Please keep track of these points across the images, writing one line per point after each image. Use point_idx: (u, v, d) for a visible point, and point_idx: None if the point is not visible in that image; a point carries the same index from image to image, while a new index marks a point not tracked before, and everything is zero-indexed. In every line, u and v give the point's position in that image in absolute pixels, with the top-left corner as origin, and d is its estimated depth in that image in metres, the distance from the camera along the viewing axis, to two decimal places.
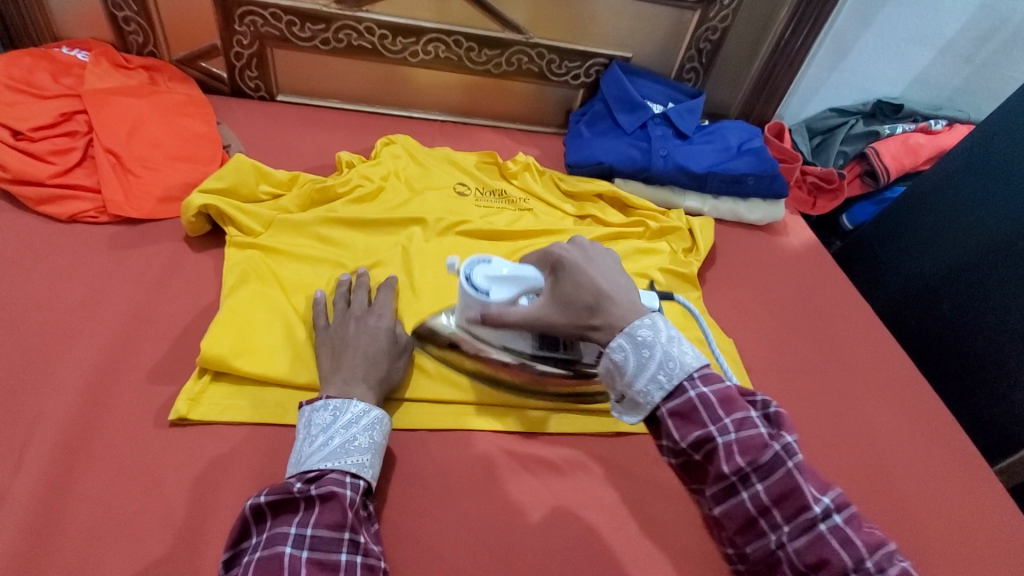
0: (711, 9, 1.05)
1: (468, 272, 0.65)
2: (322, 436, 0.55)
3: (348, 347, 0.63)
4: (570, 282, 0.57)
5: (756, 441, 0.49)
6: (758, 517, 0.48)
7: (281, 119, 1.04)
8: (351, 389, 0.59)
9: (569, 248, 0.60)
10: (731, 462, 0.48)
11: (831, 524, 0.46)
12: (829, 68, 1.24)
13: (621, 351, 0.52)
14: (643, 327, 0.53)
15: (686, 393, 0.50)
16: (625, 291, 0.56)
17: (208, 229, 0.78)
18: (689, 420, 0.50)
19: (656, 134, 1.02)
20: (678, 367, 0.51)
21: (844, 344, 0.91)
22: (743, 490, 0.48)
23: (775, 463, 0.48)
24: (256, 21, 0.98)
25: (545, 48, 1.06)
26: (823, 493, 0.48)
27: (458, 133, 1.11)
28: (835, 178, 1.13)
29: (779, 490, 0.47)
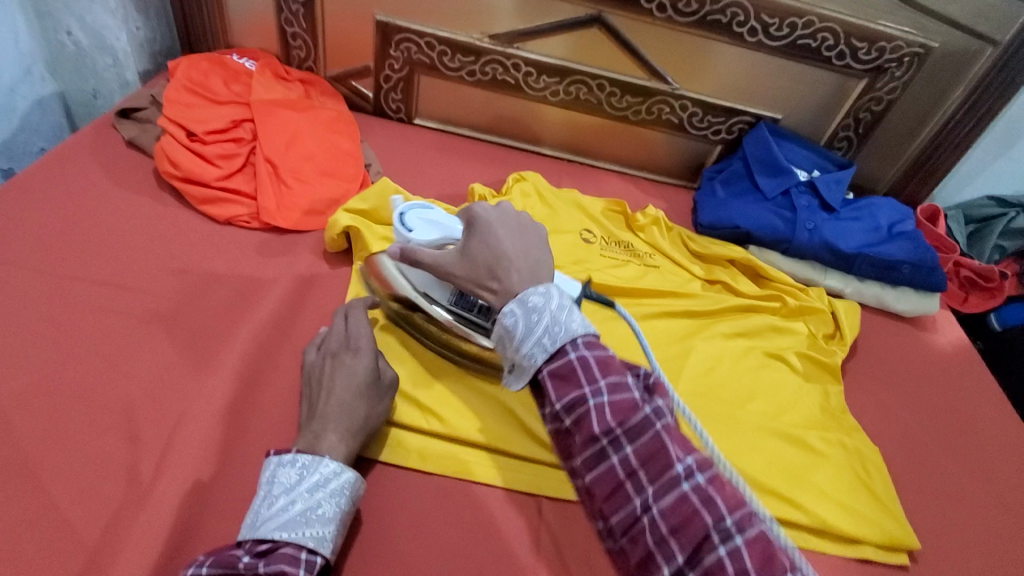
0: (880, 78, 0.98)
1: (403, 209, 0.69)
2: (283, 498, 0.50)
3: (323, 393, 0.59)
4: (479, 242, 0.57)
5: (628, 403, 0.46)
6: (624, 481, 0.44)
7: (417, 143, 1.06)
8: (320, 441, 0.54)
9: (490, 210, 0.59)
10: (601, 424, 0.45)
11: (693, 484, 0.43)
12: (995, 153, 1.12)
13: (512, 317, 0.50)
14: (536, 294, 0.51)
15: (567, 355, 0.48)
16: (530, 258, 0.56)
17: (346, 247, 0.79)
18: (567, 380, 0.47)
19: (801, 203, 0.95)
20: (563, 333, 0.48)
21: (1006, 470, 0.80)
22: (613, 454, 0.45)
23: (643, 425, 0.45)
24: (411, 48, 1.01)
25: (689, 101, 1.03)
26: (686, 454, 0.44)
27: (584, 174, 1.09)
28: (996, 276, 1.02)
29: (647, 452, 0.44)
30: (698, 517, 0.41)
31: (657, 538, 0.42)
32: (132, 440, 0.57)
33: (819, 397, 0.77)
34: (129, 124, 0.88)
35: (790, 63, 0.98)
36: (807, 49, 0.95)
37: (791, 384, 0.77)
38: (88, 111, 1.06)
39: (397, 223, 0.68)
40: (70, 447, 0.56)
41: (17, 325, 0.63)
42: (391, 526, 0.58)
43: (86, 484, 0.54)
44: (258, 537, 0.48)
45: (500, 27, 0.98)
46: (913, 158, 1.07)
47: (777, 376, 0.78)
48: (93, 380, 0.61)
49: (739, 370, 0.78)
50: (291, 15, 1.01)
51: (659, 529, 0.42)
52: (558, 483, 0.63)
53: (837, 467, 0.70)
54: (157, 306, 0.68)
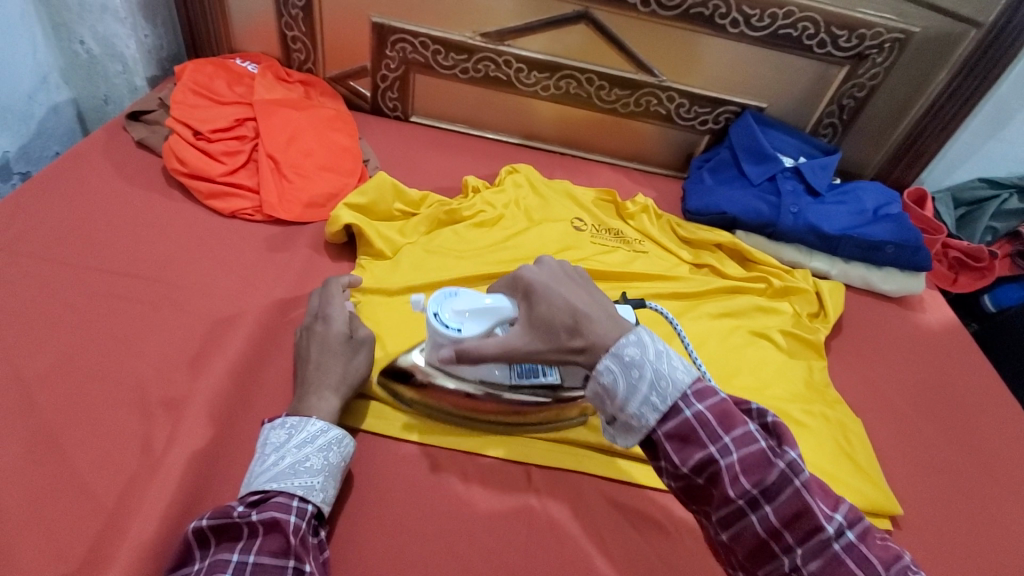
0: (862, 65, 1.00)
1: (433, 308, 0.58)
2: (273, 455, 0.54)
3: (303, 360, 0.64)
4: (545, 305, 0.52)
5: (759, 458, 0.44)
6: (768, 541, 0.43)
7: (413, 139, 1.09)
8: (302, 402, 0.59)
9: (542, 269, 0.54)
10: (738, 488, 0.43)
11: (845, 544, 0.42)
12: (985, 136, 1.13)
13: (610, 374, 0.47)
14: (629, 345, 0.47)
15: (681, 413, 0.45)
16: (601, 311, 0.51)
17: (346, 240, 0.83)
18: (691, 442, 0.45)
19: (786, 188, 0.98)
20: (671, 387, 0.45)
21: (989, 441, 0.81)
22: (750, 514, 0.44)
23: (782, 482, 0.43)
24: (406, 48, 1.05)
25: (676, 92, 1.06)
26: (834, 510, 0.44)
27: (577, 166, 1.12)
28: (984, 256, 1.04)
29: (790, 510, 0.43)
30: None
31: None
32: (145, 415, 0.61)
33: (802, 372, 0.80)
34: (139, 125, 0.92)
35: (773, 53, 1.00)
36: (789, 38, 0.98)
37: (773, 360, 0.80)
38: (100, 116, 1.11)
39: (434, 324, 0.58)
40: (89, 420, 0.60)
41: (37, 311, 0.67)
42: (389, 493, 0.61)
43: (104, 454, 0.58)
44: (252, 490, 0.53)
45: (491, 25, 1.02)
46: (898, 143, 1.09)
47: (761, 352, 0.81)
48: (109, 360, 0.65)
49: (723, 348, 0.80)
50: (291, 19, 1.05)
51: None
52: (545, 453, 0.67)
53: (818, 436, 0.72)
54: (167, 293, 0.72)
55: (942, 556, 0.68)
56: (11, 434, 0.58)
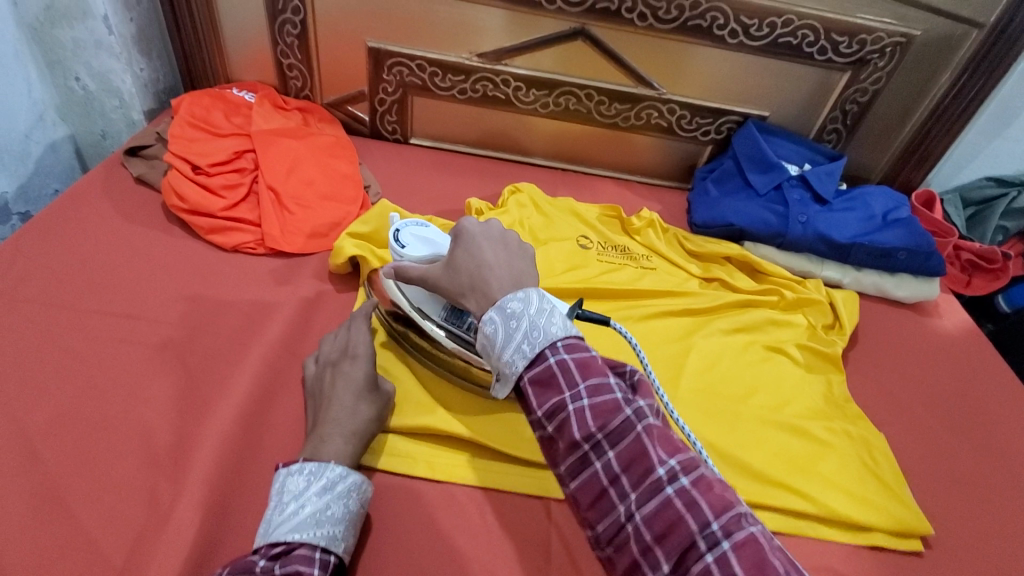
0: (864, 70, 0.99)
1: (399, 226, 0.69)
2: (293, 504, 0.53)
3: (324, 401, 0.62)
4: (463, 252, 0.53)
5: (610, 406, 0.42)
6: (607, 487, 0.41)
7: (413, 162, 1.08)
8: (325, 446, 0.58)
9: (476, 223, 0.54)
10: (581, 430, 0.42)
11: (676, 487, 0.39)
12: (990, 134, 1.12)
13: (491, 324, 0.47)
14: (515, 300, 0.47)
15: (546, 361, 0.44)
16: (512, 268, 0.51)
17: (350, 270, 0.82)
18: (548, 387, 0.43)
19: (793, 197, 0.97)
20: (542, 337, 0.44)
21: (1017, 451, 0.79)
22: (596, 460, 0.41)
23: (626, 428, 0.41)
24: (403, 71, 1.05)
25: (677, 104, 1.05)
26: (670, 455, 0.40)
27: (579, 182, 1.11)
28: (999, 257, 1.02)
29: (629, 455, 0.40)
30: (682, 523, 0.37)
31: (643, 546, 0.39)
32: (153, 463, 0.60)
33: (822, 388, 0.78)
34: (137, 161, 0.92)
35: (773, 61, 0.99)
36: (789, 46, 0.97)
37: (791, 376, 0.78)
38: (98, 151, 1.10)
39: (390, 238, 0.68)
40: (95, 471, 0.59)
41: (39, 359, 0.66)
42: (404, 535, 0.59)
43: (111, 507, 0.56)
44: (271, 540, 0.51)
45: (487, 46, 1.01)
46: (903, 145, 1.08)
47: (778, 367, 0.79)
48: (115, 407, 0.64)
49: (740, 365, 0.79)
50: (287, 47, 1.05)
51: (643, 537, 0.39)
52: (562, 485, 0.65)
53: (842, 455, 0.70)
54: (171, 333, 0.71)
55: None
56: (16, 490, 0.56)
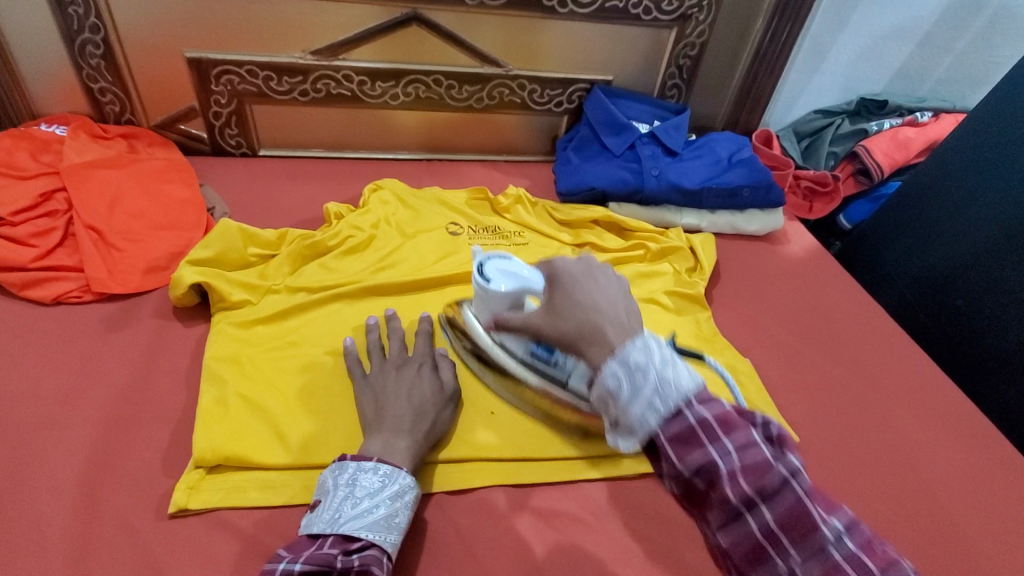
0: (688, 25, 1.05)
1: (484, 260, 0.70)
2: (368, 502, 0.54)
3: (392, 399, 0.63)
4: (563, 295, 0.52)
5: (761, 463, 0.42)
6: (765, 545, 0.41)
7: (264, 174, 1.02)
8: (398, 442, 0.60)
9: (575, 261, 0.53)
10: (735, 489, 0.41)
11: (844, 550, 0.40)
12: (810, 71, 1.22)
13: (614, 377, 0.44)
14: (636, 350, 0.45)
15: (684, 417, 0.42)
16: (622, 312, 0.49)
17: (197, 301, 0.75)
18: (688, 442, 0.42)
19: (644, 153, 1.01)
20: (675, 392, 0.43)
21: (862, 350, 0.88)
22: (748, 518, 0.41)
23: (780, 485, 0.41)
24: (233, 79, 0.97)
25: (525, 79, 1.06)
26: (831, 514, 0.41)
27: (445, 169, 1.10)
28: (829, 180, 1.13)
29: (788, 517, 0.40)
30: None
31: None
32: None
33: (692, 329, 0.83)
34: None
35: (605, 26, 1.03)
36: (617, 10, 1.00)
37: (662, 322, 0.82)
38: None
39: (475, 273, 0.69)
40: None
41: None
42: None
43: None
44: (344, 534, 0.52)
45: (319, 41, 0.96)
46: (737, 90, 1.16)
47: (650, 319, 0.82)
48: None
49: None
50: (93, 70, 0.94)
51: None
52: (453, 476, 0.65)
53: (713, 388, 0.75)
54: None
55: (841, 470, 0.72)
56: None
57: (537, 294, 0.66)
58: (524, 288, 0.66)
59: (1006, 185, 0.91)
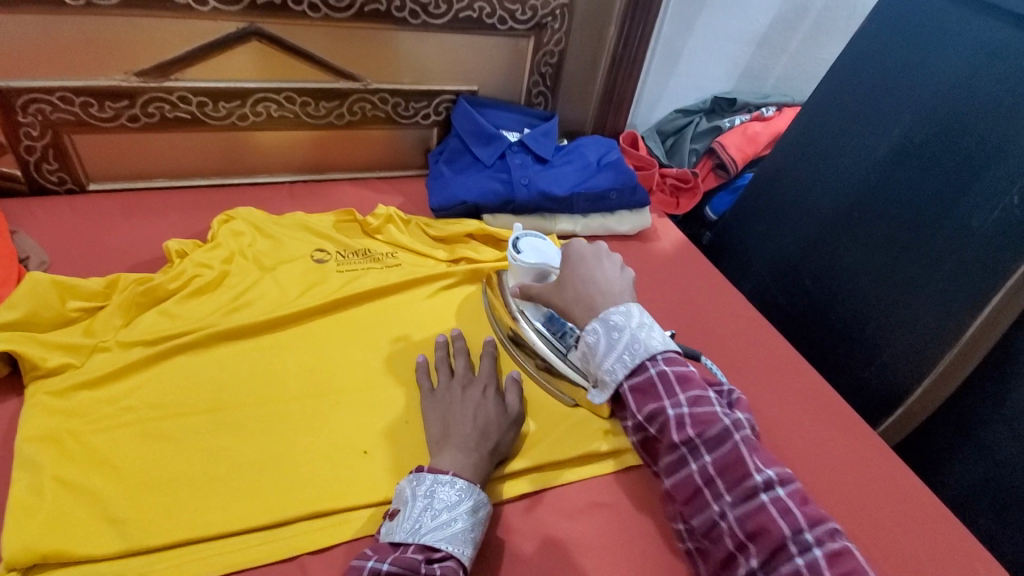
0: (544, 34, 1.06)
1: (518, 235, 0.78)
2: (448, 514, 0.55)
3: (459, 417, 0.65)
4: (571, 267, 0.69)
5: (708, 416, 0.60)
6: (704, 485, 0.58)
7: (95, 213, 0.90)
8: (467, 460, 0.61)
9: (586, 245, 0.71)
10: (681, 433, 0.59)
11: (771, 495, 0.55)
12: (666, 74, 1.28)
13: (594, 334, 0.63)
14: (616, 314, 0.63)
15: (647, 370, 0.61)
16: (615, 288, 0.67)
17: (4, 371, 0.65)
18: (647, 393, 0.61)
19: (514, 162, 1.02)
20: (641, 349, 0.62)
21: (728, 338, 0.93)
22: (693, 461, 0.59)
23: (722, 436, 0.59)
24: (44, 109, 0.85)
25: (387, 93, 1.02)
26: (766, 468, 0.57)
27: (311, 192, 1.03)
28: (689, 176, 1.19)
29: (722, 461, 0.58)
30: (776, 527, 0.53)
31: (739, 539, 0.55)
32: None
33: None
34: None
35: (462, 37, 1.02)
36: (471, 20, 1.00)
37: None
38: None
39: (510, 244, 0.77)
40: None
41: None
42: None
43: None
44: (427, 543, 0.53)
45: (145, 62, 0.87)
46: (600, 95, 1.19)
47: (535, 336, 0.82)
48: None
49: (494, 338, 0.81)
50: None
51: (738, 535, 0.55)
52: (318, 533, 0.58)
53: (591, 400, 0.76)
54: None
55: None
56: None
57: (555, 270, 0.74)
58: (545, 265, 0.74)
59: (833, 170, 1.01)
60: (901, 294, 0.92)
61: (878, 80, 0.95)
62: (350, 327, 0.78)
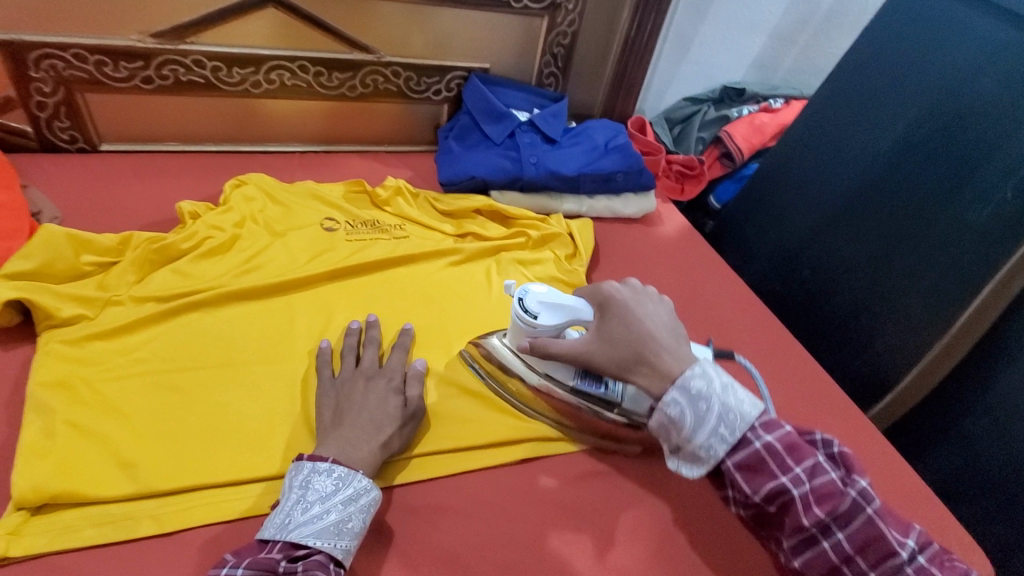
0: (559, 14, 1.07)
1: (521, 294, 0.69)
2: (319, 507, 0.52)
3: (354, 408, 0.62)
4: (618, 322, 0.61)
5: (831, 489, 0.53)
6: (842, 566, 0.52)
7: (106, 172, 0.91)
8: (356, 452, 0.58)
9: (622, 287, 0.64)
10: (810, 514, 0.52)
11: (918, 565, 0.52)
12: (677, 61, 1.29)
13: (677, 407, 0.55)
14: (696, 378, 0.55)
15: (751, 444, 0.54)
16: (670, 337, 0.59)
17: (19, 319, 0.66)
18: (760, 473, 0.53)
19: (523, 141, 1.03)
20: (738, 418, 0.54)
21: (727, 323, 0.95)
22: (823, 540, 0.53)
23: (853, 509, 0.53)
24: (57, 65, 0.85)
25: (399, 66, 1.02)
26: (906, 537, 0.53)
27: (321, 163, 1.04)
28: (695, 164, 1.20)
29: (863, 538, 0.52)
30: None
31: None
32: None
33: None
34: None
35: (476, 13, 1.02)
36: None
37: None
38: None
39: (519, 308, 0.68)
40: None
41: None
42: None
43: None
44: (291, 541, 0.50)
45: (160, 23, 0.87)
46: (611, 79, 1.20)
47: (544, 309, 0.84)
48: None
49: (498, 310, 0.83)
50: None
51: None
52: None
53: None
54: None
55: None
56: None
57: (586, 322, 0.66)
58: (573, 318, 0.66)
59: (837, 161, 1.03)
60: (898, 284, 0.93)
61: (888, 76, 0.96)
62: (358, 294, 0.80)
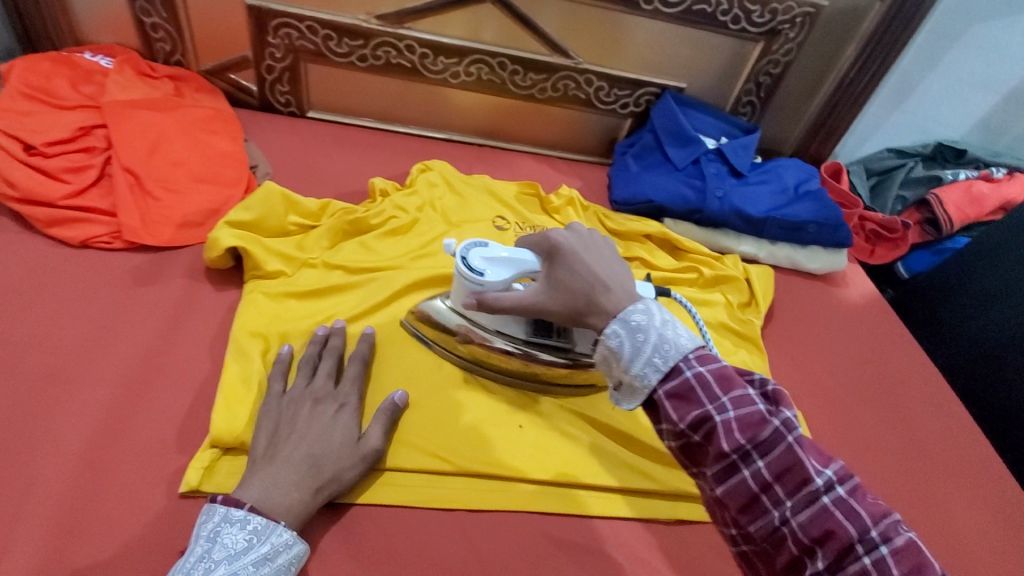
0: (775, 41, 0.98)
1: (463, 254, 0.60)
2: (224, 568, 0.46)
3: (293, 437, 0.55)
4: (566, 269, 0.51)
5: (754, 417, 0.41)
6: (760, 496, 0.41)
7: (310, 137, 0.97)
8: (281, 497, 0.51)
9: (569, 235, 0.54)
10: (730, 441, 0.41)
11: (834, 497, 0.40)
12: (891, 107, 1.15)
13: (617, 337, 0.45)
14: (637, 312, 0.45)
15: (681, 373, 0.43)
16: (619, 279, 0.49)
17: (232, 264, 0.72)
18: (687, 401, 0.42)
19: (709, 171, 0.95)
20: (674, 350, 0.43)
21: (917, 417, 0.82)
22: (743, 468, 0.41)
23: (774, 438, 0.41)
24: (291, 34, 0.92)
25: (594, 75, 1.00)
26: (824, 466, 0.41)
27: (498, 158, 1.04)
28: (897, 226, 1.05)
29: (782, 467, 0.40)
30: (843, 530, 0.39)
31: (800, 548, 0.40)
32: None
33: (744, 356, 0.80)
34: None
35: (687, 30, 0.96)
36: (704, 15, 0.94)
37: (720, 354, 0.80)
38: None
39: (460, 266, 0.60)
40: None
41: None
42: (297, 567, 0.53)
43: None
44: None
45: (386, 6, 0.91)
46: (813, 118, 1.09)
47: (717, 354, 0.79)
48: None
49: None
50: (147, 3, 0.88)
51: (804, 540, 0.40)
52: (476, 494, 0.60)
53: None
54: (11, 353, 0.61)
55: None
56: None
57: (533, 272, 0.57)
58: (517, 272, 0.57)
59: None
60: None
61: None
62: None
